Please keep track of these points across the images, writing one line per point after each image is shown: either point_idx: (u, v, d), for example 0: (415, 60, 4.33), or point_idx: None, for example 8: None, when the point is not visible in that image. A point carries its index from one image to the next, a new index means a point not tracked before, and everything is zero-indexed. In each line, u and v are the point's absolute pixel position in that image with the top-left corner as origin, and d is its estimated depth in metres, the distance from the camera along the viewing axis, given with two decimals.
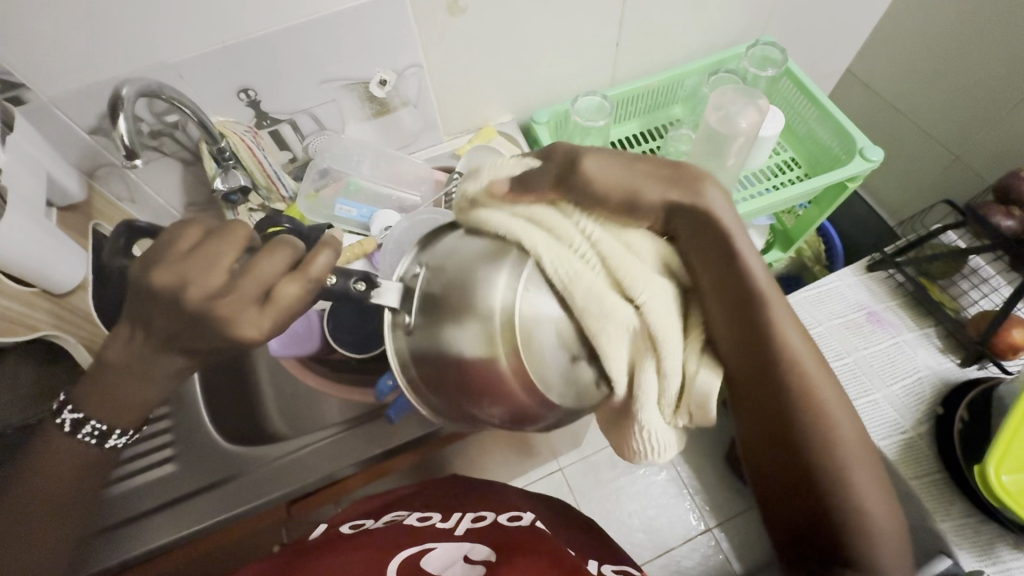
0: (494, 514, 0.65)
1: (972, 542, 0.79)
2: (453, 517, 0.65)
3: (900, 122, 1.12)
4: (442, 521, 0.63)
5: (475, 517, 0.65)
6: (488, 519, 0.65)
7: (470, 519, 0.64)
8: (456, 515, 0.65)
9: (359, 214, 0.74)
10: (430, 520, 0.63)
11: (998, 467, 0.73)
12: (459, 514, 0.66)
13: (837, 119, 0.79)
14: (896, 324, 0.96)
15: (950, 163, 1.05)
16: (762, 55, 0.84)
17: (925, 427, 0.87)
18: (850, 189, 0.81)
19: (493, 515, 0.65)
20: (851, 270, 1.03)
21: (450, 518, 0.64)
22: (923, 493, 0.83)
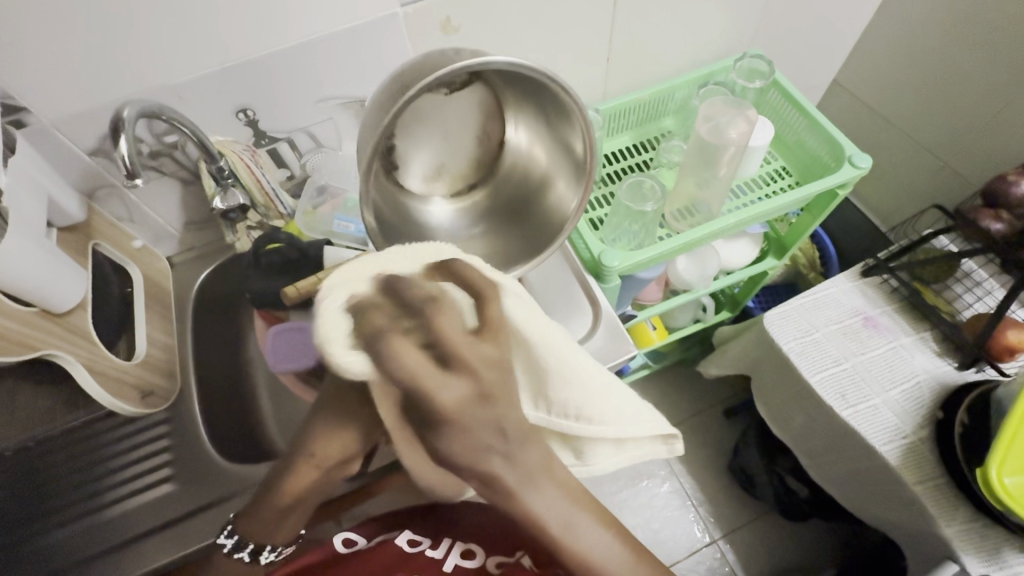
0: (484, 554, 0.64)
1: (978, 547, 0.79)
2: (443, 543, 0.65)
3: (887, 129, 1.13)
4: (431, 548, 0.64)
5: (464, 550, 0.64)
6: (475, 559, 0.64)
7: (458, 554, 0.64)
8: (447, 541, 0.65)
9: (356, 229, 0.73)
10: (419, 546, 0.64)
11: (1001, 469, 0.72)
12: (449, 539, 0.65)
13: (827, 129, 0.80)
14: (892, 329, 0.97)
15: (939, 169, 1.06)
16: (749, 68, 0.86)
17: (926, 432, 0.87)
18: (841, 195, 0.82)
19: (480, 555, 0.64)
20: (847, 276, 1.03)
21: (440, 545, 0.64)
22: (927, 498, 0.82)
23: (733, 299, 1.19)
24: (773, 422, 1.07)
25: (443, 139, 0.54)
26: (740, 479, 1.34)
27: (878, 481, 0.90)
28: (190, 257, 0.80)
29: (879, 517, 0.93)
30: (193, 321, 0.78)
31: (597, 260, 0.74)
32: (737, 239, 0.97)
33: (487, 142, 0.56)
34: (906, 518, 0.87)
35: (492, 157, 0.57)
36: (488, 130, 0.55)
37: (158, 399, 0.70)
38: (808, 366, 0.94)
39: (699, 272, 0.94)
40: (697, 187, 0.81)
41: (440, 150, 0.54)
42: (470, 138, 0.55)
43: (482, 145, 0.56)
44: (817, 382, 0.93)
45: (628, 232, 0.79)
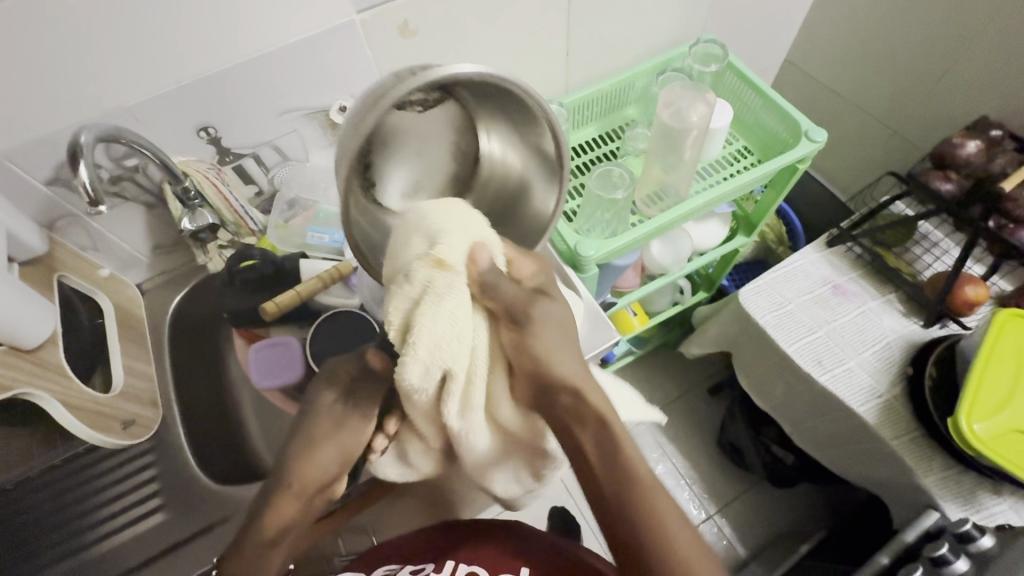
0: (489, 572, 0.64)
1: (956, 494, 0.83)
2: (447, 567, 0.64)
3: (840, 103, 1.18)
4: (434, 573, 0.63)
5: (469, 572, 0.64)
6: None
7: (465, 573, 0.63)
8: (450, 564, 0.65)
9: (330, 240, 0.72)
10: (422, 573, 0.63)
11: (970, 417, 0.76)
12: (453, 562, 0.65)
13: (783, 106, 0.83)
14: (861, 295, 1.01)
15: (891, 137, 1.11)
16: (705, 52, 0.87)
17: (899, 389, 0.91)
18: (802, 169, 0.85)
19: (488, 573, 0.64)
20: (813, 247, 1.07)
21: (444, 569, 0.64)
22: (905, 452, 0.86)
23: (708, 279, 1.22)
24: (756, 394, 1.10)
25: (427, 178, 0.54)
26: (730, 452, 1.39)
27: (860, 440, 0.93)
28: (161, 282, 0.78)
29: (863, 475, 0.97)
30: (170, 348, 0.76)
31: (573, 250, 0.75)
32: (707, 220, 0.99)
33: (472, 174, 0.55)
34: (888, 474, 0.91)
35: (470, 175, 0.56)
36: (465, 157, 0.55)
37: (141, 429, 0.69)
38: (785, 337, 0.97)
39: (673, 255, 0.96)
40: (665, 172, 0.83)
41: (414, 170, 0.53)
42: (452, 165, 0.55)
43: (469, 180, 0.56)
44: (794, 352, 0.96)
45: (602, 222, 0.79)
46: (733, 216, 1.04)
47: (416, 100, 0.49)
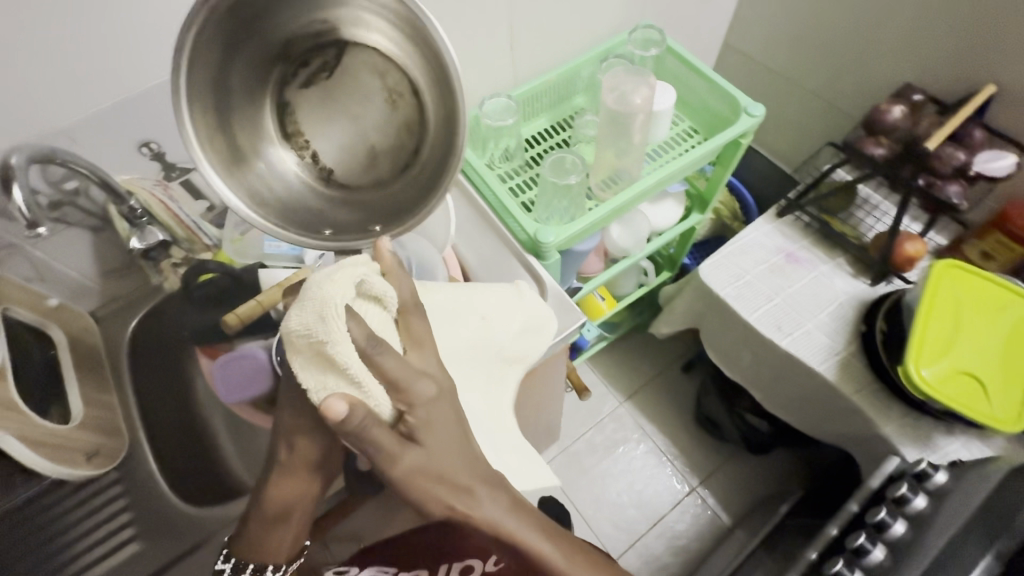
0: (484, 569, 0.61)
1: (914, 439, 0.87)
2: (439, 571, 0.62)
3: (778, 79, 1.23)
4: None
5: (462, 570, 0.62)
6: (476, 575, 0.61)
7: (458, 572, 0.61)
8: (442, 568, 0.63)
9: (289, 247, 0.68)
10: None
11: (919, 364, 0.80)
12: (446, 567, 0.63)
13: (722, 85, 0.86)
14: (812, 260, 1.06)
15: (826, 109, 1.16)
16: (644, 37, 0.90)
17: (854, 345, 0.96)
18: (745, 144, 0.89)
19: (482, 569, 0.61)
20: (765, 219, 1.11)
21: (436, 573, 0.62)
22: (864, 404, 0.91)
23: (670, 259, 1.26)
24: (725, 365, 1.15)
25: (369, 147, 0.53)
26: (708, 425, 1.44)
27: (823, 398, 0.98)
28: (114, 308, 0.74)
29: (830, 431, 1.02)
30: (131, 375, 0.74)
31: (534, 239, 0.77)
32: (663, 201, 1.02)
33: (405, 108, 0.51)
34: (852, 427, 0.96)
35: (412, 102, 0.52)
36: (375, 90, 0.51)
37: (105, 458, 0.67)
38: (745, 307, 1.02)
39: (633, 238, 0.99)
40: (617, 156, 0.85)
41: (345, 132, 0.53)
42: (394, 112, 0.52)
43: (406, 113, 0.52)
44: (754, 320, 1.01)
45: (560, 209, 0.81)
46: (687, 195, 1.07)
47: (295, 75, 0.51)
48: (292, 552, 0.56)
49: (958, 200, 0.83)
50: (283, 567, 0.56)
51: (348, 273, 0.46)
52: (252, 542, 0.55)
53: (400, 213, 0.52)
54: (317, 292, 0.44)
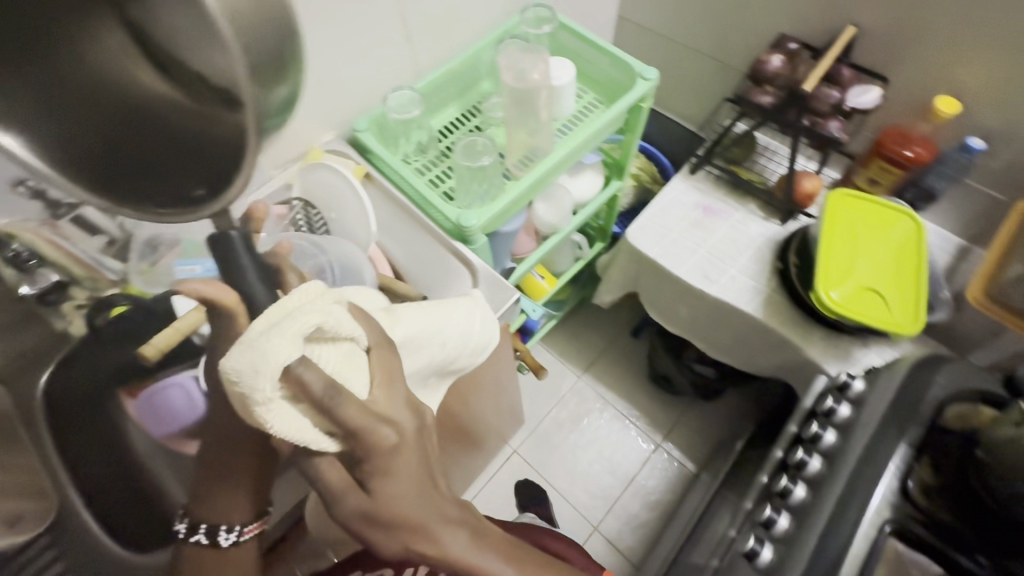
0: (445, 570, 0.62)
1: (837, 357, 0.95)
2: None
3: (670, 46, 1.28)
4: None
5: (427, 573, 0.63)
6: None
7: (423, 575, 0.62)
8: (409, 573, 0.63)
9: (203, 269, 0.67)
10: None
11: (827, 288, 0.88)
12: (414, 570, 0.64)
13: (616, 54, 0.90)
14: (727, 210, 1.12)
15: (718, 68, 1.23)
16: (535, 15, 0.91)
17: (774, 282, 1.04)
18: (646, 107, 0.93)
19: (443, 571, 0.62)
20: (680, 177, 1.17)
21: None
22: (790, 333, 0.98)
23: (601, 230, 1.31)
24: (666, 322, 1.20)
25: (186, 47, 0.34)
26: (662, 383, 1.50)
27: (755, 335, 1.05)
28: (15, 365, 0.67)
29: (766, 365, 1.09)
30: (49, 433, 0.68)
31: (458, 226, 0.77)
32: (581, 173, 1.06)
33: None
34: (783, 357, 1.03)
35: None
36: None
37: (31, 521, 0.65)
38: (673, 263, 1.08)
39: (558, 212, 1.02)
40: (527, 135, 0.87)
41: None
42: None
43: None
44: (683, 274, 1.07)
45: (480, 193, 0.82)
46: (604, 165, 1.11)
47: None
48: (250, 514, 0.52)
49: (839, 134, 0.91)
50: (239, 530, 0.51)
51: (298, 326, 0.40)
52: (208, 499, 0.51)
53: (227, 174, 0.35)
54: (263, 340, 0.38)
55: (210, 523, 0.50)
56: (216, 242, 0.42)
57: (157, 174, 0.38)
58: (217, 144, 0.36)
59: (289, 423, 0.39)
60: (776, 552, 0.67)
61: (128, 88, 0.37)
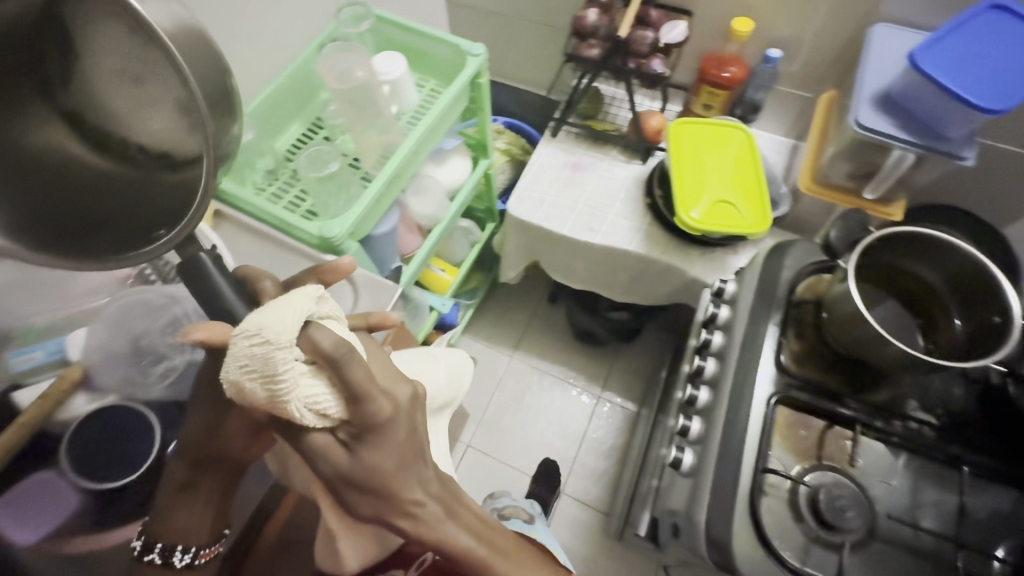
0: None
1: (716, 268, 1.04)
2: None
3: (499, 21, 1.31)
4: None
5: None
6: None
7: None
8: None
9: (47, 353, 0.61)
10: None
11: (687, 209, 0.95)
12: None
13: (440, 36, 0.91)
14: (593, 162, 1.18)
15: (549, 33, 1.27)
16: (351, 14, 0.90)
17: (649, 217, 1.11)
18: (485, 82, 0.95)
19: None
20: (544, 142, 1.22)
21: None
22: (672, 259, 1.06)
23: (488, 210, 1.33)
24: (569, 280, 1.26)
25: (139, 118, 0.41)
26: (586, 338, 1.56)
27: (646, 269, 1.12)
28: None
29: (664, 295, 1.17)
30: None
31: (325, 241, 0.75)
32: (446, 159, 1.07)
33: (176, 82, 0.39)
34: (674, 282, 1.11)
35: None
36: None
37: None
38: (558, 223, 1.13)
39: (432, 202, 1.03)
40: (375, 134, 0.86)
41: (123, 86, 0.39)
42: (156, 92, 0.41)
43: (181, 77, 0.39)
44: (569, 231, 1.12)
45: (340, 203, 0.80)
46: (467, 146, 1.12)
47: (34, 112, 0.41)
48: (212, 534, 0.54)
49: (662, 70, 0.98)
50: (193, 551, 0.53)
51: (310, 290, 0.41)
52: (166, 518, 0.52)
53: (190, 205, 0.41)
54: (283, 299, 0.39)
55: (167, 542, 0.52)
56: (188, 266, 0.43)
57: (86, 223, 0.40)
58: (173, 193, 0.42)
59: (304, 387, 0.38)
60: (695, 453, 0.74)
61: (64, 164, 0.41)
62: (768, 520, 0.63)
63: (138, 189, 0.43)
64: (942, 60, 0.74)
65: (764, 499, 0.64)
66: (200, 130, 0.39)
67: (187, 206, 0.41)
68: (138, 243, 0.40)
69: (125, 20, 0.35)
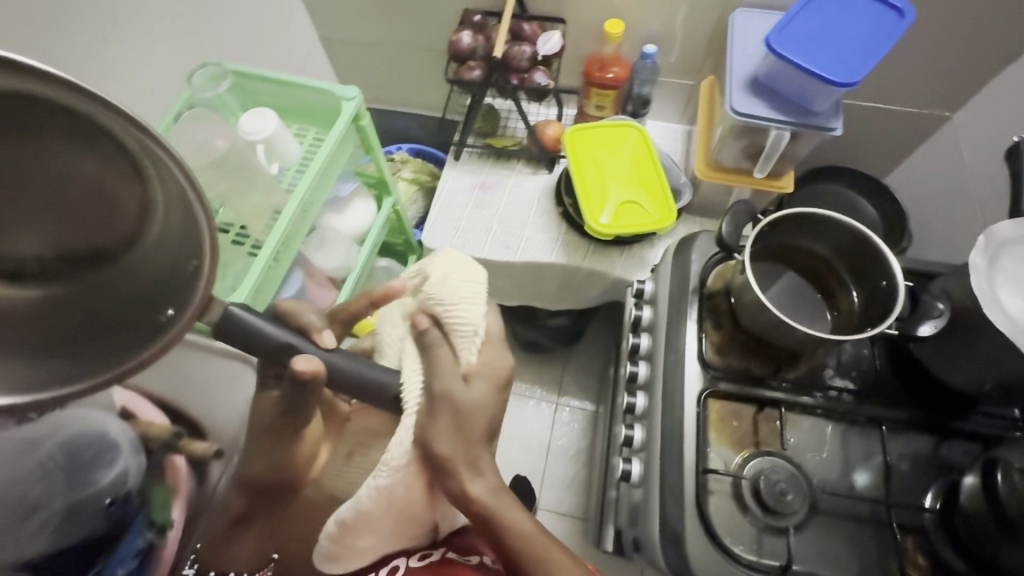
0: None
1: (636, 265, 1.06)
2: None
3: (379, 51, 1.27)
4: None
5: None
6: None
7: None
8: None
9: None
10: None
11: (595, 217, 0.96)
12: None
13: (309, 84, 0.86)
14: (500, 180, 1.17)
15: (432, 56, 1.25)
16: (206, 76, 0.82)
17: (564, 226, 1.11)
18: (368, 122, 0.91)
19: None
20: (449, 168, 1.19)
21: None
22: (593, 264, 1.07)
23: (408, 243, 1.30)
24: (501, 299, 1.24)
25: (112, 226, 0.37)
26: (532, 348, 1.55)
27: (571, 277, 1.12)
28: None
29: (594, 297, 1.18)
30: None
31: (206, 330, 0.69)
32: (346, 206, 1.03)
33: (126, 157, 0.34)
34: (600, 285, 1.12)
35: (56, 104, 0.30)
36: (13, 77, 0.28)
37: None
38: (475, 248, 1.11)
39: (337, 254, 0.99)
40: (254, 199, 0.80)
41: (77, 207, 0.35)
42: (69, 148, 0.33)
43: (131, 155, 0.33)
44: (488, 253, 1.10)
45: (224, 284, 0.75)
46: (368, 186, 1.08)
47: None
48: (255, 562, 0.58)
49: (545, 81, 0.97)
50: None
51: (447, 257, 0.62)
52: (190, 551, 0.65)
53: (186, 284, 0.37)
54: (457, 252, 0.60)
55: None
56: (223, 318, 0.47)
57: (101, 342, 0.37)
58: (163, 269, 0.38)
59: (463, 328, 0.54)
60: (641, 462, 0.74)
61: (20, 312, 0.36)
62: (717, 518, 0.64)
63: (118, 287, 0.38)
64: (796, 40, 0.77)
65: (710, 499, 0.64)
66: (168, 192, 0.35)
67: (196, 279, 0.37)
68: (153, 340, 0.36)
69: (70, 129, 0.32)
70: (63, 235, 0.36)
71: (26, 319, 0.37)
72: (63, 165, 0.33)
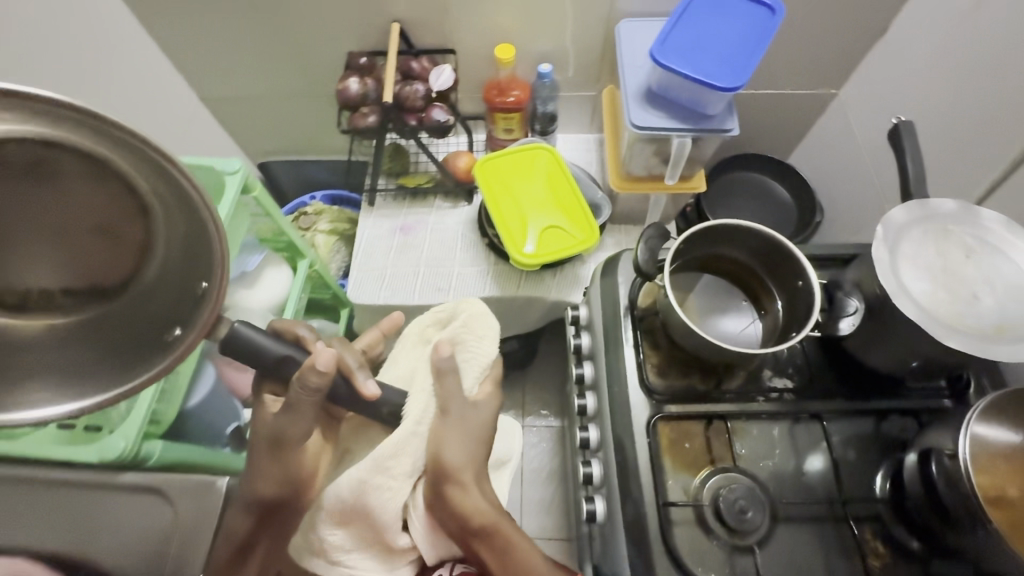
0: None
1: (570, 285, 1.04)
2: None
3: (269, 102, 1.20)
4: None
5: None
6: None
7: None
8: None
9: None
10: None
11: (519, 248, 0.94)
12: None
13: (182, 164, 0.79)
14: (420, 219, 1.13)
15: (326, 101, 1.18)
16: None
17: (492, 257, 1.08)
18: (259, 192, 0.84)
19: None
20: (364, 215, 1.14)
21: None
22: (528, 292, 1.04)
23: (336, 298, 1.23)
24: None
25: (130, 255, 0.41)
26: None
27: (509, 307, 1.09)
28: None
29: (537, 321, 1.15)
30: None
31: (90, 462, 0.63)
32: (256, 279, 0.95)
33: (134, 195, 0.38)
34: (539, 309, 1.10)
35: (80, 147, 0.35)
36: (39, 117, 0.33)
37: None
38: (405, 295, 1.06)
39: None
40: None
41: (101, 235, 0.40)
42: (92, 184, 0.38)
43: (139, 196, 0.38)
44: (420, 299, 1.06)
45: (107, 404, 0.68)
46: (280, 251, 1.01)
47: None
48: None
49: (445, 117, 0.94)
50: None
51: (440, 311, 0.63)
52: None
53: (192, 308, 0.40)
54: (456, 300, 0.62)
55: None
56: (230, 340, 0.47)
57: (121, 361, 0.40)
58: (169, 290, 0.41)
59: (470, 366, 0.59)
60: (603, 498, 0.72)
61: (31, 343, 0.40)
62: (685, 548, 0.62)
63: (131, 311, 0.42)
64: (680, 50, 0.78)
65: (675, 531, 0.63)
66: (175, 224, 0.39)
67: (201, 299, 0.39)
68: (163, 356, 0.39)
69: (87, 167, 0.37)
70: (90, 266, 0.41)
71: (46, 350, 0.40)
72: (74, 199, 0.38)
